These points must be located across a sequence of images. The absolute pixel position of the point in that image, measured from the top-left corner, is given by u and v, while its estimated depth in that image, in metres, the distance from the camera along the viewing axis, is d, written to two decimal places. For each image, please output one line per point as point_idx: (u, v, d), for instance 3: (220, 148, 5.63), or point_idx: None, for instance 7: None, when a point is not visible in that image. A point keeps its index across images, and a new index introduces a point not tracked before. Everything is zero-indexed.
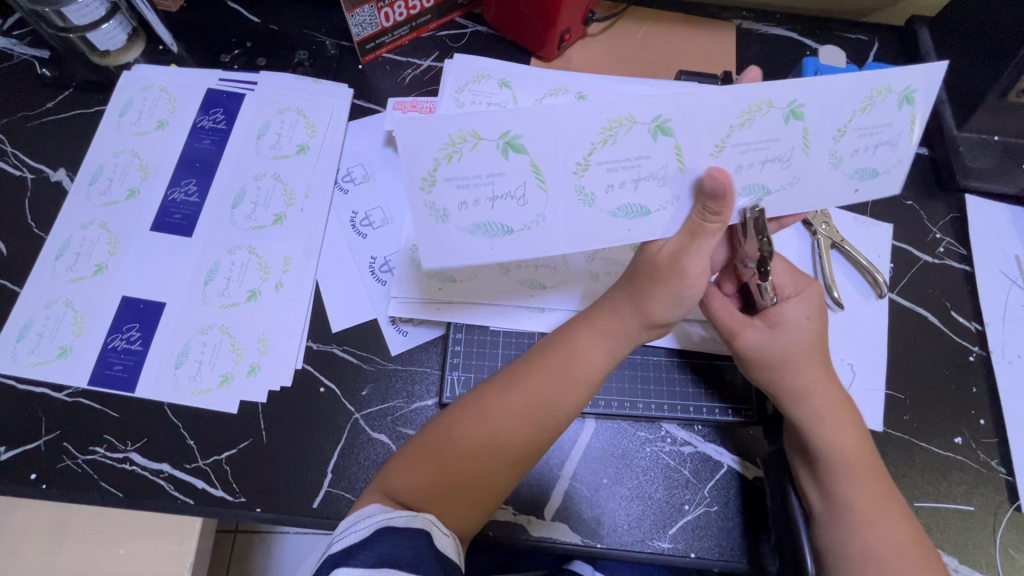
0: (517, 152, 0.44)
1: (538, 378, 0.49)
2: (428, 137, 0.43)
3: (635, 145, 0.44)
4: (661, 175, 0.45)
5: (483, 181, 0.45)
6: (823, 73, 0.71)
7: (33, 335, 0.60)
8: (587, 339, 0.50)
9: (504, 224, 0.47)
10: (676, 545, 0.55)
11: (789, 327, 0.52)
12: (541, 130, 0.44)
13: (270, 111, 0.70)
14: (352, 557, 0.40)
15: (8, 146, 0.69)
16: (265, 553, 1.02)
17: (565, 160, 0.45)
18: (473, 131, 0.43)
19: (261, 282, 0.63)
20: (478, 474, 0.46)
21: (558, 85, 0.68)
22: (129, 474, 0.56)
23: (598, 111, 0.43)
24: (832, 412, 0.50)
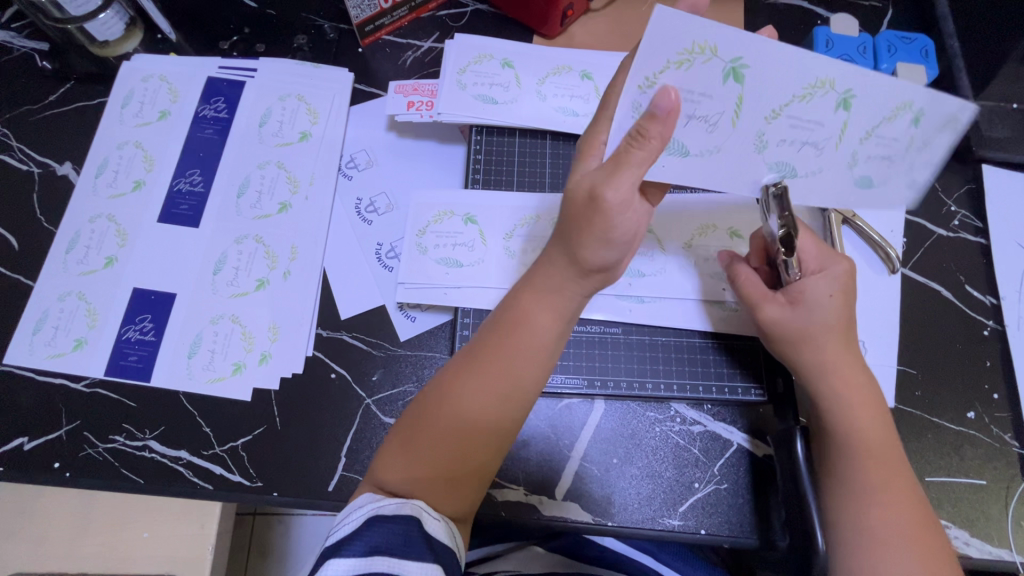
0: (737, 81, 0.39)
1: (498, 339, 0.48)
2: (676, 37, 0.37)
3: (820, 111, 0.40)
4: (822, 146, 0.43)
5: (694, 98, 0.40)
6: (835, 43, 0.70)
7: (49, 328, 0.61)
8: (529, 300, 0.48)
9: (684, 145, 0.43)
10: (687, 522, 0.56)
11: (816, 304, 0.50)
12: (774, 67, 0.39)
13: (271, 99, 0.70)
14: (343, 547, 0.42)
15: (13, 141, 0.69)
16: (284, 533, 1.05)
17: (766, 101, 0.40)
18: (716, 45, 0.37)
19: (269, 270, 0.63)
20: (463, 459, 0.46)
21: (562, 63, 0.67)
22: (148, 461, 0.57)
23: (818, 65, 0.38)
24: (849, 383, 0.50)
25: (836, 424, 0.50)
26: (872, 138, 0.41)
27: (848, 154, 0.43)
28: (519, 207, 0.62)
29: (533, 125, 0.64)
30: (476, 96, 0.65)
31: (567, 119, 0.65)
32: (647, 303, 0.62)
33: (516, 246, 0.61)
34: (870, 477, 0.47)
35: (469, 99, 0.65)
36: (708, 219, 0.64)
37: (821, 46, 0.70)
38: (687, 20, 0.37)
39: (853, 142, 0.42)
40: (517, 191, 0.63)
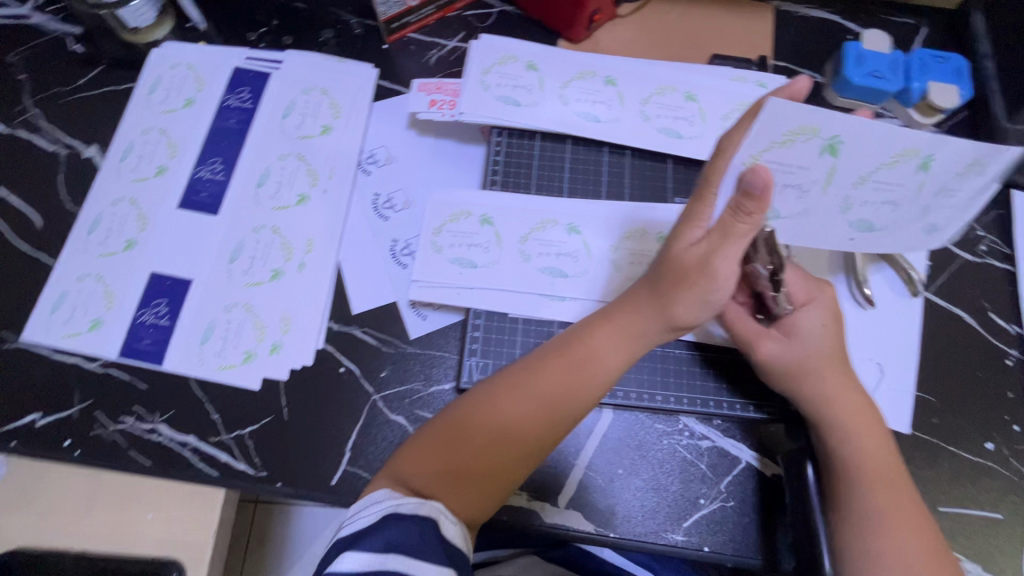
0: (831, 154, 0.45)
1: (564, 369, 0.49)
2: (781, 121, 0.42)
3: (898, 175, 0.46)
4: (899, 204, 0.48)
5: (791, 171, 0.46)
6: (865, 59, 0.69)
7: (67, 307, 0.62)
8: (604, 336, 0.50)
9: (776, 209, 0.50)
10: (690, 538, 0.55)
11: (810, 334, 0.51)
12: (866, 139, 0.44)
13: (295, 91, 0.70)
14: (359, 542, 0.42)
15: (42, 121, 0.70)
16: (283, 524, 1.06)
17: (860, 167, 0.45)
18: (815, 126, 0.42)
19: (285, 262, 0.63)
20: (488, 461, 0.47)
21: (585, 68, 0.66)
22: (156, 445, 0.57)
23: (904, 136, 0.43)
24: (855, 414, 0.49)
25: (842, 458, 0.49)
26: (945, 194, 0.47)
27: (919, 210, 0.48)
28: (535, 211, 0.62)
29: (555, 129, 0.64)
30: (498, 97, 0.64)
31: (587, 124, 0.64)
32: None
33: (531, 250, 0.60)
34: (876, 511, 0.46)
35: (492, 100, 0.64)
36: None
37: (851, 61, 0.69)
38: (797, 107, 0.41)
39: (925, 198, 0.47)
40: (534, 194, 0.63)
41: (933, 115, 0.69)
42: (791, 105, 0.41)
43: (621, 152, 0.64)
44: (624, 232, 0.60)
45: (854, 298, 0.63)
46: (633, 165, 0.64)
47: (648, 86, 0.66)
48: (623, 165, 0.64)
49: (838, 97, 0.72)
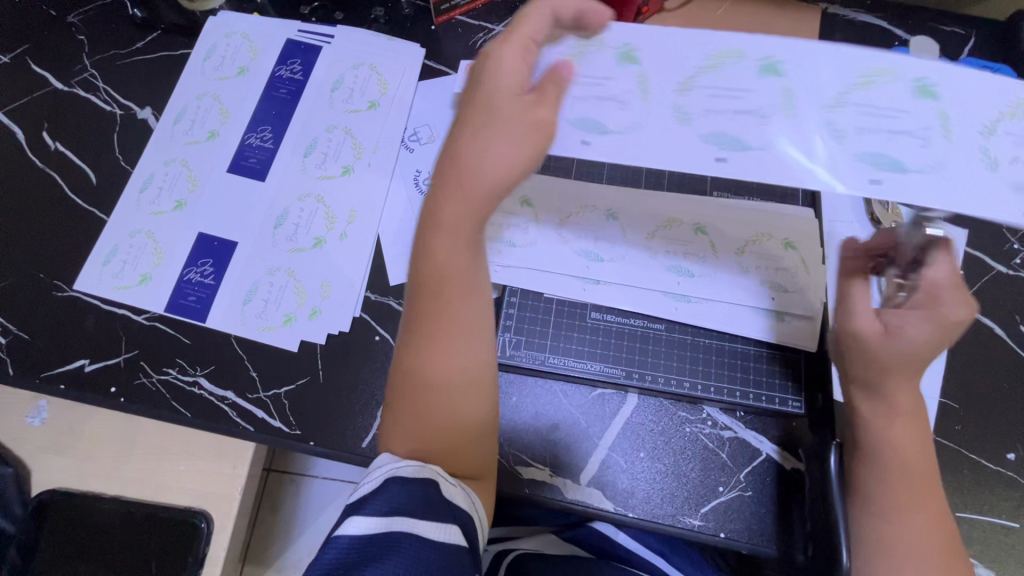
0: (774, 75, 0.43)
1: (454, 281, 0.45)
2: (697, 46, 0.44)
3: (894, 99, 0.41)
4: (902, 131, 0.40)
5: (735, 96, 0.43)
6: None
7: (118, 261, 0.64)
8: (441, 240, 0.44)
9: (735, 137, 0.42)
10: (707, 524, 0.56)
11: (914, 343, 0.44)
12: (813, 64, 0.42)
13: (344, 66, 0.72)
14: (364, 506, 0.43)
15: (100, 82, 0.73)
16: (294, 493, 1.08)
17: (818, 98, 0.42)
18: (737, 50, 0.43)
19: (327, 230, 0.65)
20: (446, 430, 0.47)
21: None
22: (197, 397, 0.60)
23: (862, 58, 0.42)
24: (895, 405, 0.46)
25: (877, 450, 0.46)
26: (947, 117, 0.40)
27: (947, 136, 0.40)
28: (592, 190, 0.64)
29: None
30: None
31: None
32: (692, 303, 0.60)
33: (569, 229, 0.62)
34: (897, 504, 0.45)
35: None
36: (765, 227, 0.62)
37: None
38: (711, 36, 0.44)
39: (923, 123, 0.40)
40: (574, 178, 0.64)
41: None
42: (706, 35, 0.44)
43: None
44: (662, 224, 0.62)
45: None
46: None
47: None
48: None
49: None
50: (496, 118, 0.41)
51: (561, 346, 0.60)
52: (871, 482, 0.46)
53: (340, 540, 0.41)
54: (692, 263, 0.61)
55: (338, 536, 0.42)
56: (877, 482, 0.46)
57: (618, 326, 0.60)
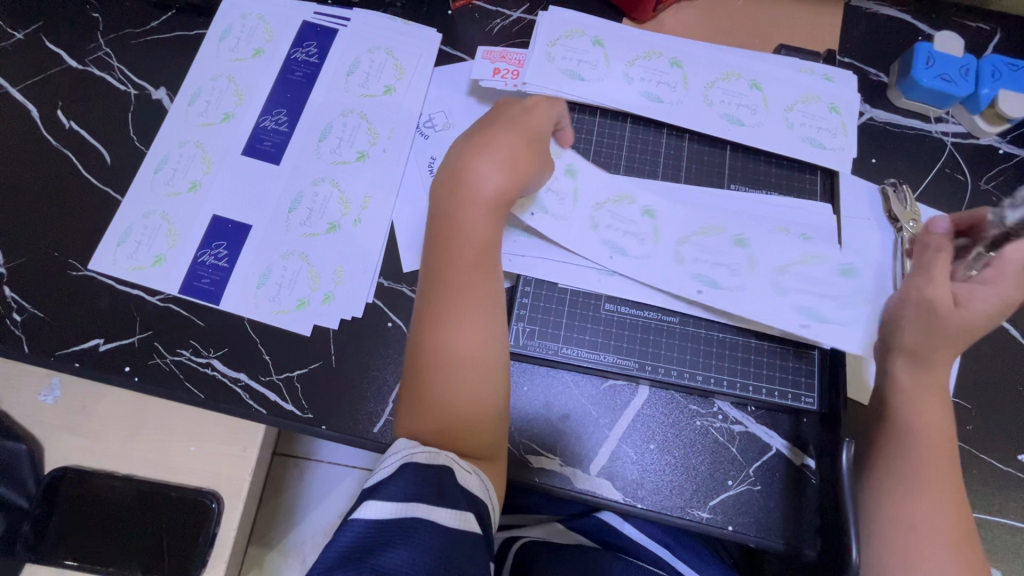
0: (650, 217, 0.61)
1: (468, 259, 0.54)
2: (603, 184, 0.62)
3: (721, 244, 0.60)
4: (736, 269, 0.60)
5: (622, 224, 0.61)
6: (935, 60, 0.68)
7: (133, 241, 0.64)
8: (465, 210, 0.55)
9: (623, 249, 0.60)
10: (715, 516, 0.56)
11: (980, 316, 0.51)
12: (667, 205, 0.62)
13: (360, 50, 0.71)
14: (380, 489, 0.44)
15: (115, 60, 0.72)
16: (299, 476, 1.09)
17: (673, 235, 0.61)
18: (625, 193, 0.62)
19: (341, 216, 0.65)
20: (472, 402, 0.50)
21: (652, 48, 0.66)
22: (210, 378, 0.60)
23: (699, 216, 0.61)
24: (928, 388, 0.53)
25: (906, 431, 0.52)
26: (783, 271, 0.60)
27: (772, 282, 0.59)
28: (615, 182, 0.62)
29: (615, 107, 0.64)
30: (563, 70, 0.65)
31: (651, 105, 0.64)
32: (707, 297, 0.60)
33: (601, 219, 0.61)
34: (920, 481, 0.51)
35: (556, 72, 0.65)
36: (781, 222, 0.62)
37: (922, 62, 0.68)
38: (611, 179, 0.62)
39: (760, 272, 0.60)
40: (592, 164, 0.63)
41: (1001, 124, 0.69)
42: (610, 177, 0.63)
43: (680, 135, 0.65)
44: (700, 229, 0.61)
45: None
46: (691, 149, 0.64)
47: (714, 71, 0.66)
48: (681, 148, 0.65)
49: (902, 98, 0.70)
50: (497, 135, 0.57)
51: (574, 337, 0.60)
52: (897, 457, 0.52)
53: (356, 523, 0.42)
54: (718, 275, 0.60)
55: (353, 519, 0.42)
56: (902, 455, 0.52)
57: (631, 318, 0.60)
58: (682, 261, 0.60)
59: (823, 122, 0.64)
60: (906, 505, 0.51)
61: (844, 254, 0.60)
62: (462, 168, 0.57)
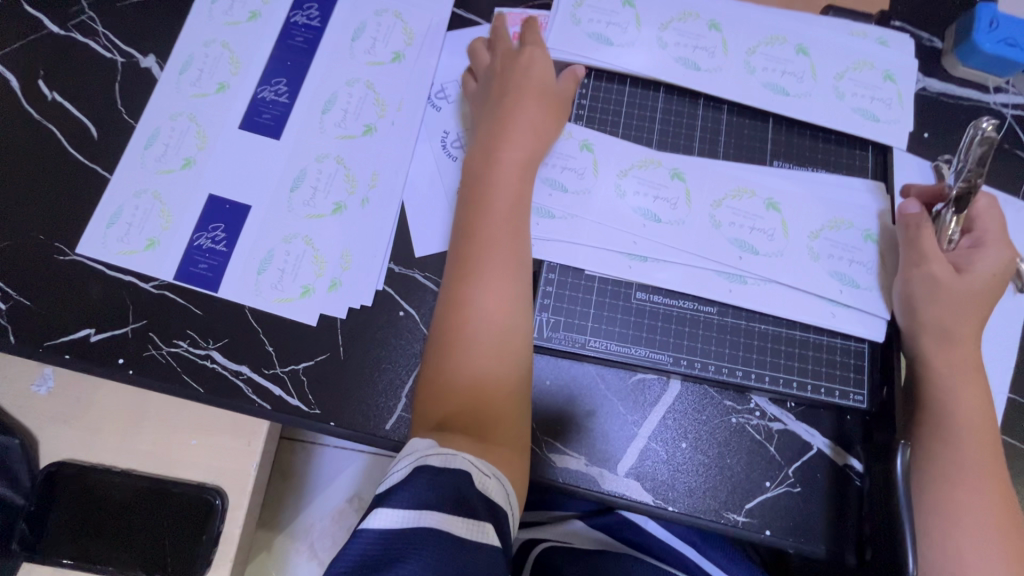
0: (679, 179, 0.57)
1: (496, 221, 0.51)
2: (630, 153, 0.57)
3: (753, 209, 0.56)
4: (771, 234, 0.55)
5: (653, 190, 0.56)
6: (1000, 24, 0.62)
7: (123, 223, 0.59)
8: (494, 176, 0.52)
9: (656, 214, 0.56)
10: (752, 520, 0.53)
11: (982, 278, 0.51)
12: (699, 169, 0.57)
13: (366, 12, 0.65)
14: (390, 497, 0.39)
15: (99, 25, 0.66)
16: (307, 461, 1.06)
17: (706, 197, 0.56)
18: (657, 159, 0.57)
19: (348, 195, 0.60)
20: (498, 375, 0.48)
21: (688, 9, 0.60)
22: (210, 372, 0.56)
23: (729, 178, 0.57)
24: (960, 368, 0.49)
25: (941, 410, 0.49)
26: (816, 238, 0.56)
27: (806, 248, 0.55)
28: (636, 148, 0.57)
29: (646, 75, 0.59)
30: (589, 35, 0.59)
31: (686, 73, 0.59)
32: (748, 285, 0.55)
33: (628, 187, 0.56)
34: (957, 463, 0.48)
35: (582, 37, 0.59)
36: (827, 204, 0.56)
37: (985, 25, 0.62)
38: (620, 144, 0.57)
39: (792, 238, 0.56)
40: (621, 138, 0.58)
41: None
42: (615, 142, 0.57)
43: (718, 106, 0.59)
44: (732, 191, 0.56)
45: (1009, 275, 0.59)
46: (730, 122, 0.59)
47: (756, 34, 0.59)
48: (718, 121, 0.59)
49: (959, 66, 0.64)
50: (523, 100, 0.55)
51: (602, 329, 0.55)
52: (936, 443, 0.48)
53: (364, 534, 0.38)
54: (757, 240, 0.55)
55: (362, 529, 0.38)
56: (941, 441, 0.48)
57: (665, 309, 0.55)
58: (716, 226, 0.56)
59: (878, 91, 0.58)
60: (950, 495, 0.47)
61: (869, 217, 0.56)
62: (488, 131, 0.54)
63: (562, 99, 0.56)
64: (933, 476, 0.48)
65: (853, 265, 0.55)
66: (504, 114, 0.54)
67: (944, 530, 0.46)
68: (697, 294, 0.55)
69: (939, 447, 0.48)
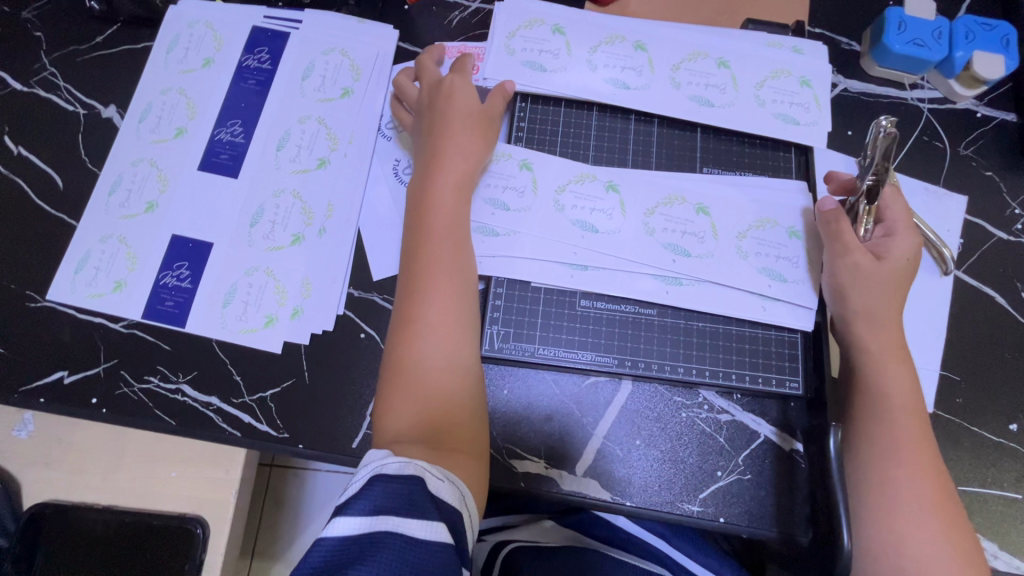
0: (614, 191, 0.60)
1: (436, 241, 0.54)
2: (568, 169, 0.61)
3: (686, 214, 0.60)
4: (702, 237, 0.59)
5: (590, 203, 0.60)
6: (908, 25, 0.66)
7: (91, 268, 0.62)
8: (436, 201, 0.55)
9: (593, 225, 0.59)
10: (706, 509, 0.55)
11: (900, 262, 0.54)
12: (634, 180, 0.61)
13: (314, 52, 0.69)
14: (349, 506, 0.41)
15: (61, 80, 0.69)
16: (297, 488, 1.08)
17: (641, 206, 0.60)
18: (592, 173, 0.61)
19: (305, 226, 0.63)
20: (448, 385, 0.51)
21: (614, 32, 0.64)
22: (181, 404, 0.58)
23: (662, 187, 0.60)
24: (889, 353, 0.52)
25: (872, 396, 0.51)
26: (745, 237, 0.59)
27: (735, 247, 0.59)
28: (573, 164, 0.61)
29: (579, 96, 0.62)
30: (523, 63, 0.63)
31: (617, 92, 0.62)
32: (684, 286, 0.58)
33: (566, 202, 0.60)
34: (890, 447, 0.49)
35: (517, 65, 0.63)
36: (756, 206, 0.60)
37: (894, 28, 0.66)
38: (561, 162, 0.61)
39: (722, 239, 0.59)
40: (558, 156, 0.62)
41: (978, 86, 0.67)
42: (557, 160, 0.61)
43: (649, 120, 0.63)
44: (663, 200, 0.60)
45: (936, 259, 0.62)
46: (661, 134, 0.63)
47: (680, 52, 0.64)
48: (650, 134, 0.63)
49: (875, 66, 0.68)
50: (449, 119, 0.58)
51: (550, 337, 0.58)
52: (870, 425, 0.50)
53: (326, 542, 0.40)
54: (689, 244, 0.59)
55: (321, 537, 0.40)
56: (874, 424, 0.50)
57: (608, 313, 0.58)
58: (650, 231, 0.59)
59: (795, 97, 0.63)
60: (892, 469, 0.48)
61: (794, 215, 0.60)
62: (426, 156, 0.57)
63: (494, 120, 0.59)
64: (873, 453, 0.49)
65: (780, 260, 0.59)
66: (437, 140, 0.57)
67: (887, 503, 0.47)
68: (637, 296, 0.58)
69: (874, 431, 0.50)
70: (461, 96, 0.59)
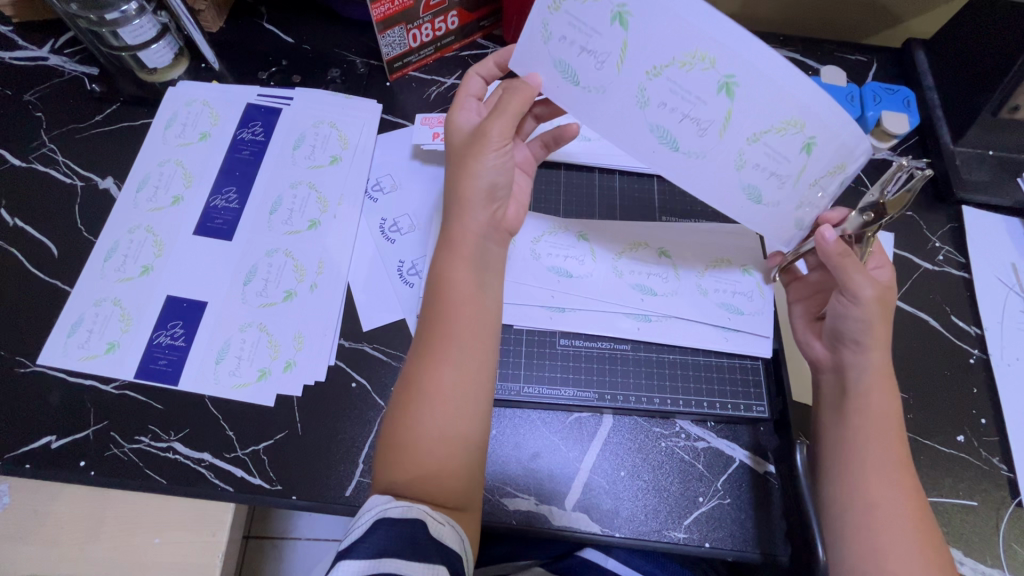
0: (583, 239, 0.67)
1: (455, 301, 0.53)
2: (543, 222, 0.67)
3: (650, 258, 0.66)
4: (665, 277, 0.66)
5: (564, 253, 0.66)
6: (825, 91, 0.76)
7: (84, 331, 0.64)
8: (451, 262, 0.55)
9: (567, 270, 0.65)
10: (692, 535, 0.57)
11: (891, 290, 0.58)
12: (602, 230, 0.67)
13: (305, 125, 0.75)
14: (353, 549, 0.43)
15: (59, 156, 0.73)
16: (277, 559, 1.04)
17: (610, 251, 0.66)
18: (564, 225, 0.67)
19: (297, 283, 0.67)
20: (445, 452, 0.49)
21: (695, 49, 0.49)
22: (173, 463, 0.59)
23: (628, 235, 0.67)
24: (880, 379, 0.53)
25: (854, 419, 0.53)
26: (704, 276, 0.66)
27: (696, 285, 0.65)
28: (546, 218, 0.67)
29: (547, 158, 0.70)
30: (556, 61, 0.53)
31: (661, 147, 0.55)
32: (653, 322, 0.64)
33: (541, 250, 0.66)
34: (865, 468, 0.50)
35: (546, 63, 0.54)
36: (712, 248, 0.67)
37: None
38: (536, 216, 0.67)
39: (683, 278, 0.66)
40: (532, 211, 0.68)
41: (889, 140, 0.77)
42: (532, 214, 0.67)
43: (611, 174, 0.71)
44: (629, 246, 0.67)
45: None
46: (622, 186, 0.70)
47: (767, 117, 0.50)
48: (613, 186, 0.71)
49: None
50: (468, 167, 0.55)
51: (534, 376, 0.62)
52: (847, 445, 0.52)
53: None
54: (654, 283, 0.65)
55: None
56: (852, 445, 0.52)
57: (585, 350, 0.63)
58: (620, 274, 0.65)
59: (815, 198, 0.56)
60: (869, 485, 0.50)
61: (747, 254, 0.67)
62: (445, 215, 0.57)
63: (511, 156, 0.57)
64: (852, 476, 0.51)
65: (737, 295, 0.65)
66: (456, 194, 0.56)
67: (860, 498, 0.50)
68: (610, 333, 0.63)
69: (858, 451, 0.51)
70: (472, 128, 0.58)
